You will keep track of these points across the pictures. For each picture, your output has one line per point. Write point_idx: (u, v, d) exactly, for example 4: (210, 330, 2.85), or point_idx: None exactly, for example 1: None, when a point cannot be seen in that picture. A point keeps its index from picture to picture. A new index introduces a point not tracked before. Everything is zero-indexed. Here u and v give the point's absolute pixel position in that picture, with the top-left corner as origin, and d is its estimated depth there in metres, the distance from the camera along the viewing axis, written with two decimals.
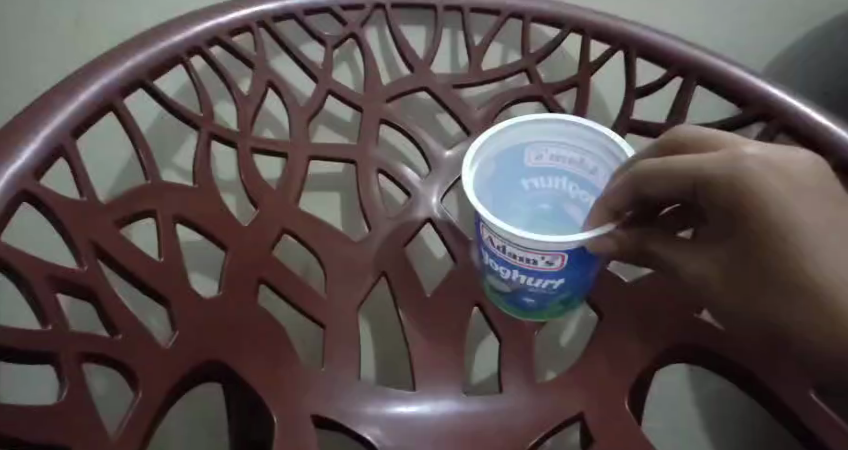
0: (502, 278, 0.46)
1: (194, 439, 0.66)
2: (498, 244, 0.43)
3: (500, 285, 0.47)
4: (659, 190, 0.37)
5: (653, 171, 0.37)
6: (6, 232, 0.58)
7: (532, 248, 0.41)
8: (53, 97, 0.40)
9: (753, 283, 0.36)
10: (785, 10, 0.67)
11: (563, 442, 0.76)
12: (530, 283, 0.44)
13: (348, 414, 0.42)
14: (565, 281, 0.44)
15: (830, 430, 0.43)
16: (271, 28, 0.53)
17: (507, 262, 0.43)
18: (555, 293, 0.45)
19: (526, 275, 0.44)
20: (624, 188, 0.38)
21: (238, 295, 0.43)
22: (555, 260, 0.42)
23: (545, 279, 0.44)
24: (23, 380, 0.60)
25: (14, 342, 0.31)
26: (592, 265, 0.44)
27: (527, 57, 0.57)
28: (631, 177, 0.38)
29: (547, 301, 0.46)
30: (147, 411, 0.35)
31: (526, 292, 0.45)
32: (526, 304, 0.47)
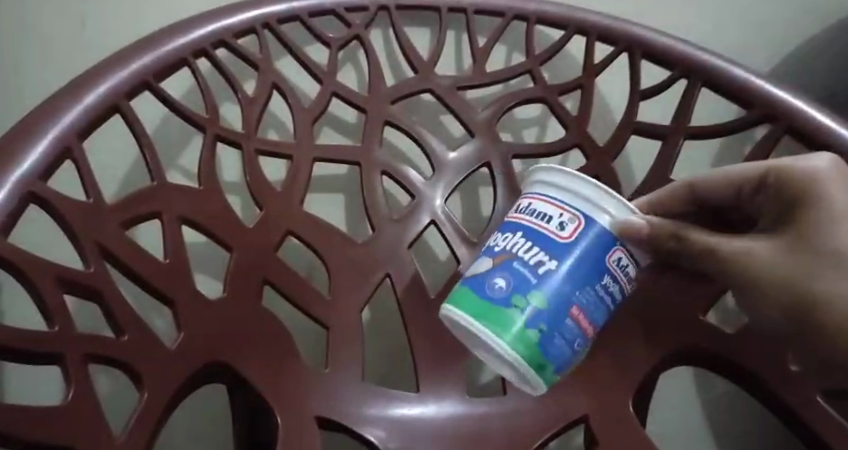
0: (492, 253, 0.38)
1: (198, 439, 0.66)
2: (522, 207, 0.40)
3: (479, 265, 0.38)
4: (711, 190, 0.40)
5: (708, 175, 0.40)
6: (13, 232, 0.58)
7: (559, 198, 0.38)
8: (59, 99, 0.40)
9: (795, 255, 0.34)
10: (786, 12, 0.68)
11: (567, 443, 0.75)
12: (521, 253, 0.37)
13: (353, 415, 0.43)
14: (556, 270, 0.36)
15: (833, 431, 0.43)
16: (276, 30, 0.53)
17: (516, 224, 0.39)
18: (533, 282, 0.36)
19: (525, 239, 0.37)
20: (680, 192, 0.41)
21: (242, 296, 0.43)
22: (569, 226, 0.37)
23: (543, 248, 0.37)
24: (28, 380, 0.60)
25: (19, 342, 0.31)
26: (586, 288, 0.36)
27: (530, 59, 0.57)
28: (688, 182, 0.41)
29: (519, 291, 0.36)
30: (153, 411, 0.35)
31: (506, 267, 0.37)
32: (492, 291, 0.36)
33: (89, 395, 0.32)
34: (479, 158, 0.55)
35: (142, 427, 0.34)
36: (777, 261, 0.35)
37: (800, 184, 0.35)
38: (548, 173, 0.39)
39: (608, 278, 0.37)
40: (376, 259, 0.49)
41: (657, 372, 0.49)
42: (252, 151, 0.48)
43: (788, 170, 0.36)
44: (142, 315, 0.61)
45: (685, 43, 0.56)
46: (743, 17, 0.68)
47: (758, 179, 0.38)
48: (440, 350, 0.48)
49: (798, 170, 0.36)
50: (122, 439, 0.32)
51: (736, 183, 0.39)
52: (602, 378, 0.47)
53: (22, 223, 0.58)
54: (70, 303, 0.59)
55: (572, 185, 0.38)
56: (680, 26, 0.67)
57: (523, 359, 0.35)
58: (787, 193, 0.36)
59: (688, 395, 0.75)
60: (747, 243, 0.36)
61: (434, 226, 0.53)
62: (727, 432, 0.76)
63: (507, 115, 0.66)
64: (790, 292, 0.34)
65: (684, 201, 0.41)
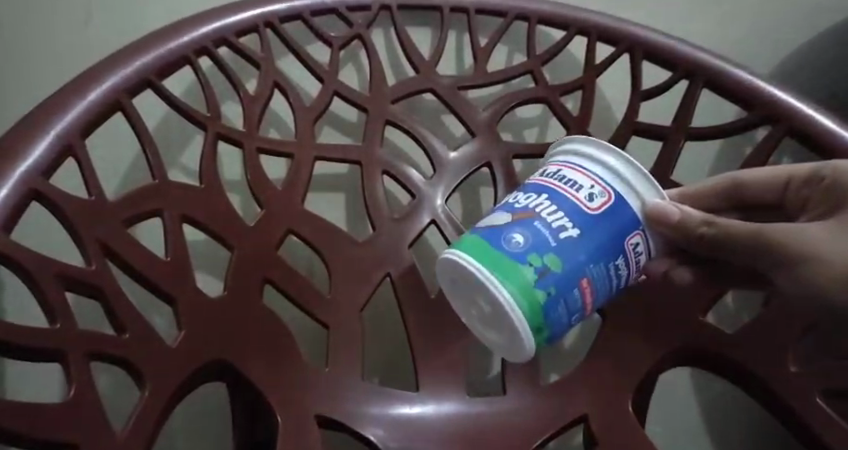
0: (511, 209, 0.37)
1: (197, 438, 0.66)
2: (548, 173, 0.39)
3: (496, 218, 0.37)
4: (754, 187, 0.38)
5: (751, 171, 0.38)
6: (16, 228, 0.58)
7: (591, 170, 0.38)
8: (62, 96, 0.40)
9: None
10: (787, 14, 0.68)
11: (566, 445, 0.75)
12: (543, 214, 0.36)
13: (353, 414, 0.43)
14: (577, 239, 0.35)
15: (832, 432, 0.43)
16: (278, 28, 0.53)
17: (542, 186, 0.38)
18: (551, 245, 0.35)
19: (550, 202, 0.37)
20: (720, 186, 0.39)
21: (243, 295, 0.43)
22: (598, 199, 0.37)
23: (566, 213, 0.36)
24: (28, 378, 0.60)
25: (21, 340, 0.31)
26: (600, 264, 0.36)
27: (532, 59, 0.58)
28: (731, 178, 0.38)
29: (535, 249, 0.35)
30: (154, 409, 0.35)
31: (527, 224, 0.36)
32: (507, 244, 0.35)
33: (90, 392, 0.32)
34: (480, 158, 0.55)
35: (143, 425, 0.34)
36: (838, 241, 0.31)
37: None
38: (583, 144, 0.39)
39: (621, 259, 0.37)
40: (377, 258, 0.49)
41: (657, 373, 0.49)
42: (254, 150, 0.48)
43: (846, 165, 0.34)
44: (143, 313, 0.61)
45: (686, 44, 0.56)
46: (745, 19, 0.68)
47: (809, 174, 0.35)
48: (440, 349, 0.48)
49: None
50: (123, 437, 0.32)
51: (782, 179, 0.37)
52: (601, 378, 0.47)
53: (25, 218, 0.58)
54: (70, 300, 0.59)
55: (608, 157, 0.38)
56: (681, 27, 0.67)
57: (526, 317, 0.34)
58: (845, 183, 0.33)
59: (688, 395, 0.75)
60: (801, 226, 0.32)
61: (435, 226, 0.53)
62: (725, 433, 0.76)
63: (508, 115, 0.66)
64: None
65: (718, 196, 0.39)
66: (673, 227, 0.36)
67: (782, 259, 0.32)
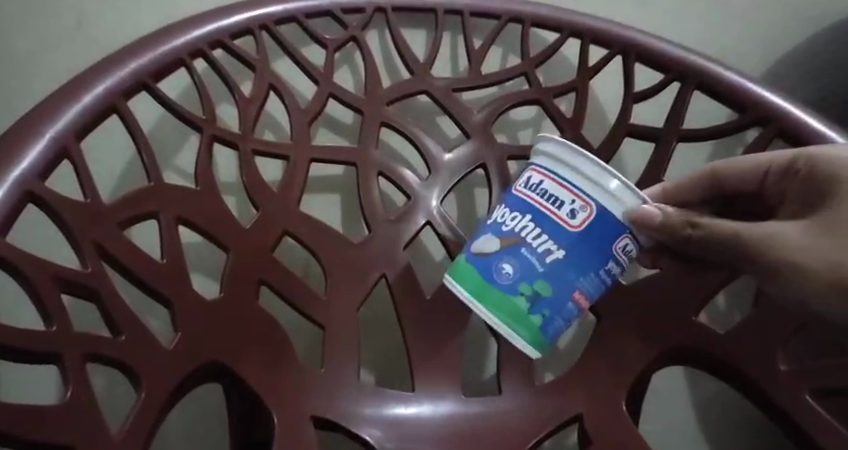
0: (499, 232, 0.41)
1: (193, 439, 0.66)
2: (532, 183, 0.41)
3: (486, 243, 0.41)
4: (734, 178, 0.41)
5: (731, 163, 0.42)
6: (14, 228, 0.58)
7: (571, 181, 0.39)
8: (57, 99, 0.40)
9: (831, 236, 0.31)
10: (778, 17, 0.69)
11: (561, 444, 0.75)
12: (529, 239, 0.40)
13: (348, 414, 0.44)
14: (563, 259, 0.40)
15: (822, 430, 0.43)
16: (273, 31, 0.53)
17: (526, 204, 0.41)
18: (539, 270, 0.40)
19: (535, 225, 0.40)
20: (701, 177, 0.42)
21: (240, 296, 0.43)
22: (580, 215, 0.39)
23: (551, 237, 0.40)
24: (23, 379, 0.60)
25: (17, 341, 0.31)
26: (590, 274, 0.40)
27: (526, 61, 0.58)
28: (711, 168, 0.42)
29: (525, 278, 0.40)
30: (151, 410, 0.35)
31: (514, 252, 0.40)
32: (499, 277, 0.40)
33: (87, 393, 0.32)
34: (475, 159, 0.55)
35: (140, 425, 0.34)
36: (808, 240, 0.32)
37: (829, 166, 0.34)
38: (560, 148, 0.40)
39: (611, 262, 0.41)
40: (373, 259, 0.50)
41: (651, 372, 0.49)
42: (249, 152, 0.48)
43: (818, 156, 0.36)
44: (138, 314, 0.61)
45: (678, 47, 0.57)
46: (737, 21, 0.68)
47: (784, 166, 0.38)
48: (436, 349, 0.48)
49: (828, 154, 0.35)
50: (120, 438, 0.33)
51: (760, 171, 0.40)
52: (596, 377, 0.48)
53: (21, 219, 0.58)
54: (67, 302, 0.59)
55: (586, 168, 0.39)
56: (674, 29, 0.67)
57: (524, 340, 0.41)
58: (818, 176, 0.35)
59: (682, 394, 0.76)
60: (775, 225, 0.34)
61: (430, 227, 0.53)
62: (719, 433, 0.77)
63: (504, 116, 0.67)
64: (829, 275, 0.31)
65: (701, 186, 0.43)
66: (658, 228, 0.38)
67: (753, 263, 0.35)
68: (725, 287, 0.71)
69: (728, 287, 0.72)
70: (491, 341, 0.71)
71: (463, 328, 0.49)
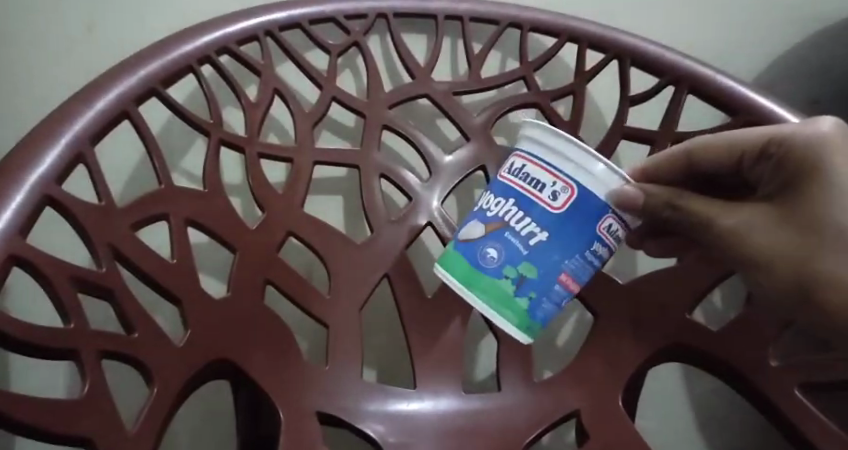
0: (484, 218, 0.41)
1: (200, 434, 0.67)
2: (514, 169, 0.41)
3: (472, 230, 0.42)
4: (712, 159, 0.41)
5: (707, 144, 0.41)
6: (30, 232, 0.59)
7: (552, 162, 0.39)
8: (73, 105, 0.41)
9: (799, 233, 0.35)
10: (770, 22, 0.70)
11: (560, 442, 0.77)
12: (513, 223, 0.40)
13: (352, 410, 0.45)
14: (547, 240, 0.39)
15: (812, 425, 0.45)
16: (277, 37, 0.54)
17: (509, 188, 0.41)
18: (523, 253, 0.40)
19: (518, 208, 0.40)
20: (680, 160, 0.42)
21: (247, 296, 0.45)
22: (561, 196, 0.39)
23: (534, 220, 0.40)
24: (35, 375, 0.61)
25: (38, 339, 0.32)
26: (576, 256, 0.40)
27: (525, 66, 0.59)
28: (687, 148, 0.41)
29: (509, 261, 0.40)
30: (163, 405, 0.37)
31: (499, 237, 0.40)
32: (485, 262, 0.41)
33: (104, 388, 0.33)
34: (474, 161, 0.57)
35: (153, 419, 0.36)
36: (777, 236, 0.35)
37: (798, 155, 0.35)
38: (542, 132, 0.40)
39: (597, 244, 0.40)
40: (375, 259, 0.51)
41: (646, 368, 0.50)
42: (255, 155, 0.50)
43: (789, 141, 0.36)
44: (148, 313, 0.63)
45: (673, 52, 0.58)
46: (732, 26, 0.70)
47: (760, 146, 0.38)
48: (436, 347, 0.50)
49: (801, 138, 0.35)
50: (134, 431, 0.34)
51: (738, 152, 0.39)
52: (593, 374, 0.49)
53: (40, 221, 0.59)
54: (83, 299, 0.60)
55: (564, 149, 0.39)
56: (670, 34, 0.69)
57: (511, 323, 0.40)
58: (788, 164, 0.36)
59: (678, 392, 0.77)
60: (747, 215, 0.37)
61: (431, 227, 0.54)
62: (714, 429, 0.78)
63: (503, 119, 0.68)
64: (792, 271, 0.35)
65: (676, 166, 0.42)
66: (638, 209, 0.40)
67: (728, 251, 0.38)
68: (718, 285, 0.73)
69: (721, 285, 0.73)
70: (490, 338, 0.72)
71: (463, 325, 0.51)
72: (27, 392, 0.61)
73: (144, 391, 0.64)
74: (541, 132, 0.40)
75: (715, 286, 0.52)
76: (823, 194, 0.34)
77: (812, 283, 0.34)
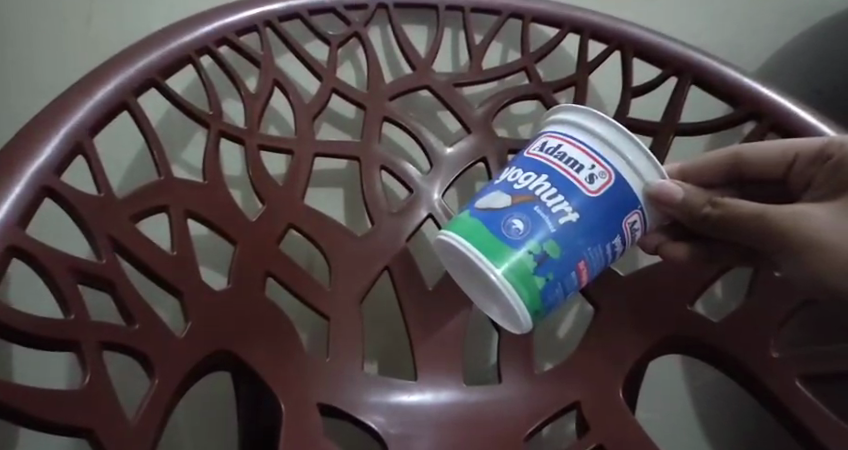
0: (510, 190, 0.39)
1: (202, 427, 0.68)
2: (547, 147, 0.40)
3: (496, 200, 0.39)
4: (758, 165, 0.40)
5: (757, 148, 0.40)
6: (31, 225, 0.58)
7: (593, 147, 0.39)
8: (72, 96, 0.41)
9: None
10: (775, 13, 0.70)
11: (561, 435, 0.76)
12: (544, 198, 0.38)
13: (353, 402, 0.45)
14: (576, 223, 0.38)
15: (813, 416, 0.44)
16: (277, 28, 0.54)
17: (541, 164, 0.39)
18: (550, 230, 0.38)
19: (550, 184, 0.39)
20: (726, 160, 0.40)
21: (247, 289, 0.45)
22: (599, 180, 0.39)
23: (566, 198, 0.38)
24: (36, 366, 0.61)
25: (38, 331, 0.32)
26: (597, 245, 0.39)
27: (526, 57, 0.59)
28: (734, 151, 0.40)
29: (535, 236, 0.37)
30: (163, 397, 0.36)
31: (527, 209, 0.38)
32: (508, 233, 0.38)
33: (104, 380, 0.33)
34: (475, 153, 0.56)
35: (154, 411, 0.36)
36: (840, 226, 0.33)
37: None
38: (585, 117, 0.40)
39: (617, 239, 0.40)
40: (376, 252, 0.51)
41: (647, 361, 0.50)
42: (255, 147, 0.49)
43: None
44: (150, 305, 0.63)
45: (676, 43, 0.58)
46: (734, 18, 0.69)
47: (815, 153, 0.37)
48: (436, 340, 0.50)
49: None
50: (135, 423, 0.34)
51: (789, 156, 0.39)
52: (594, 367, 0.49)
53: (39, 214, 0.58)
54: (85, 292, 0.60)
55: (609, 136, 0.39)
56: (672, 25, 0.68)
57: (525, 303, 0.37)
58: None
59: (678, 384, 0.77)
60: (802, 207, 0.34)
61: (432, 219, 0.54)
62: (715, 421, 0.79)
63: (504, 111, 0.68)
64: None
65: (718, 170, 0.41)
66: (676, 206, 0.38)
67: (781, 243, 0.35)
68: (721, 277, 0.73)
69: (722, 277, 0.73)
70: (490, 329, 0.72)
71: (463, 319, 0.51)
72: (32, 383, 0.61)
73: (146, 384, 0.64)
74: (585, 116, 0.40)
75: (718, 277, 0.52)
76: None
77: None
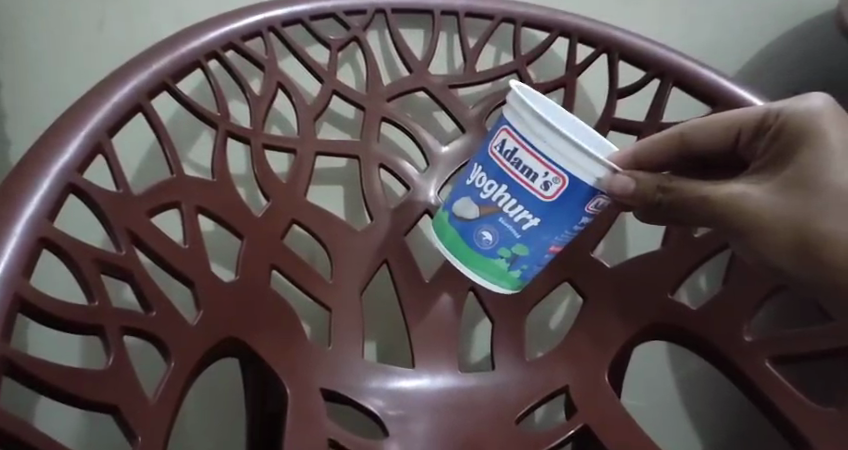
0: (478, 200, 0.45)
1: (214, 408, 0.73)
2: (506, 148, 0.42)
3: (468, 210, 0.45)
4: (703, 141, 0.41)
5: (698, 125, 0.41)
6: (58, 219, 0.64)
7: (542, 152, 0.40)
8: (91, 99, 0.43)
9: (803, 197, 0.35)
10: (758, 15, 0.72)
11: (553, 411, 0.80)
12: (506, 210, 0.43)
13: (353, 387, 0.48)
14: (539, 225, 0.43)
15: (783, 396, 0.47)
16: (280, 33, 0.57)
17: (502, 173, 0.43)
18: (517, 236, 0.44)
19: (510, 196, 0.43)
20: (669, 143, 0.41)
21: (255, 279, 0.48)
22: (552, 186, 0.40)
23: (524, 207, 0.42)
24: (51, 340, 0.66)
25: (69, 315, 0.34)
26: (566, 233, 0.43)
27: (517, 60, 0.62)
28: (679, 132, 0.41)
29: (503, 244, 0.44)
30: (179, 377, 0.39)
31: (493, 222, 0.44)
32: (481, 242, 0.45)
33: (126, 361, 0.36)
34: (469, 152, 0.59)
35: (172, 390, 0.38)
36: (781, 204, 0.35)
37: (797, 127, 0.36)
38: (532, 121, 0.39)
39: (585, 218, 0.42)
40: (375, 245, 0.54)
41: (632, 347, 0.53)
42: (260, 146, 0.52)
43: (789, 113, 0.37)
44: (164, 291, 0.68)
45: (659, 46, 0.61)
46: (718, 21, 0.72)
47: (756, 123, 0.38)
48: (432, 329, 0.53)
49: (801, 111, 0.36)
50: (154, 401, 0.37)
51: (732, 130, 0.40)
52: (580, 353, 0.52)
53: (64, 210, 0.64)
54: (105, 280, 0.65)
55: (553, 142, 0.39)
56: (658, 29, 0.71)
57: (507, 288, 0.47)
58: (789, 135, 0.36)
59: (665, 372, 0.80)
60: (746, 188, 0.37)
61: (428, 215, 0.57)
62: (698, 406, 0.82)
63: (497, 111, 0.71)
64: (796, 231, 0.35)
65: (669, 151, 0.41)
66: (631, 195, 0.39)
67: (729, 222, 0.37)
68: (701, 267, 0.77)
69: (704, 268, 0.77)
70: (484, 321, 0.76)
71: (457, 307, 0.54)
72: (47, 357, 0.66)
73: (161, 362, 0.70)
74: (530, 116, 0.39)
75: (696, 267, 0.55)
76: (814, 163, 0.34)
77: (814, 242, 0.35)
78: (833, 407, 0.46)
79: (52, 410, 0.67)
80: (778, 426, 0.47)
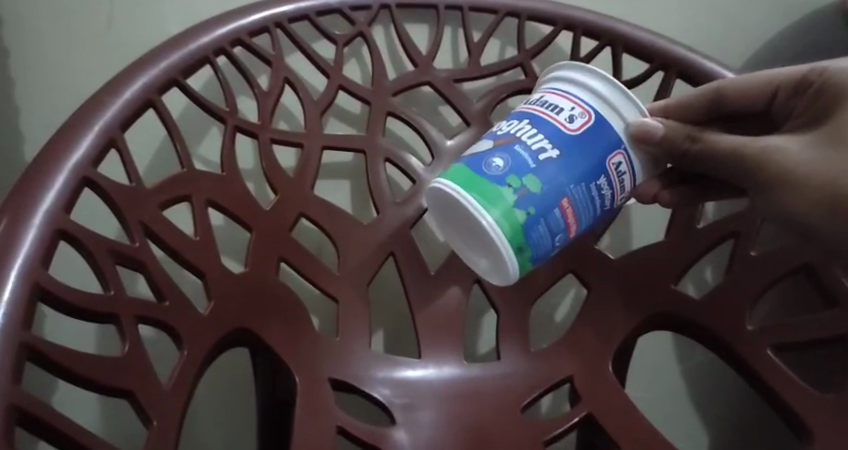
0: (495, 136, 0.42)
1: (224, 398, 0.74)
2: (533, 100, 0.44)
3: (481, 145, 0.41)
4: (738, 100, 0.42)
5: (736, 83, 0.41)
6: (75, 211, 0.65)
7: (571, 93, 0.42)
8: (102, 96, 0.44)
9: (837, 151, 0.34)
10: (760, 9, 0.73)
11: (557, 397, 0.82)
12: (524, 138, 0.40)
13: (362, 377, 0.49)
14: (557, 159, 0.40)
15: (784, 383, 0.47)
16: (286, 29, 0.57)
17: (525, 113, 0.42)
18: (531, 167, 0.39)
19: (532, 127, 0.41)
20: (704, 98, 0.42)
21: (264, 271, 0.48)
22: (578, 120, 0.41)
23: (545, 136, 0.40)
24: (66, 330, 0.67)
25: (85, 306, 0.35)
26: (580, 184, 0.40)
27: (521, 53, 0.62)
28: (715, 87, 0.42)
29: (514, 171, 0.39)
30: (191, 365, 0.40)
31: (508, 148, 0.40)
32: (488, 169, 0.39)
33: (141, 349, 0.37)
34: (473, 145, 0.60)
35: (184, 377, 0.39)
36: (812, 156, 0.35)
37: (840, 89, 0.36)
38: (570, 71, 0.43)
39: (602, 178, 0.41)
40: (381, 237, 0.55)
41: (635, 337, 0.54)
42: (267, 141, 0.53)
43: (832, 72, 0.37)
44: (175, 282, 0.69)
45: (662, 38, 0.61)
46: (721, 14, 0.72)
47: (796, 84, 0.39)
48: (437, 320, 0.54)
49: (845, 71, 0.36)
50: (167, 387, 0.38)
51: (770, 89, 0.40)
52: (583, 343, 0.53)
53: (80, 202, 0.65)
54: (119, 270, 0.66)
55: (590, 82, 0.42)
56: (660, 22, 0.72)
57: (506, 234, 0.38)
58: (829, 94, 0.36)
59: (669, 362, 0.81)
60: (777, 140, 0.36)
61: None
62: (702, 395, 0.83)
63: (501, 104, 0.72)
64: (827, 189, 0.34)
65: (701, 106, 0.42)
66: (658, 141, 0.41)
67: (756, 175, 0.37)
68: (705, 259, 0.78)
69: (708, 260, 0.79)
70: (490, 312, 0.77)
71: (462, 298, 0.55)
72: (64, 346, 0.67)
73: (174, 353, 0.71)
74: (570, 69, 0.43)
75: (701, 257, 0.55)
76: None
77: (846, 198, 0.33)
78: (833, 393, 0.46)
79: (68, 399, 0.68)
80: (780, 412, 0.48)
